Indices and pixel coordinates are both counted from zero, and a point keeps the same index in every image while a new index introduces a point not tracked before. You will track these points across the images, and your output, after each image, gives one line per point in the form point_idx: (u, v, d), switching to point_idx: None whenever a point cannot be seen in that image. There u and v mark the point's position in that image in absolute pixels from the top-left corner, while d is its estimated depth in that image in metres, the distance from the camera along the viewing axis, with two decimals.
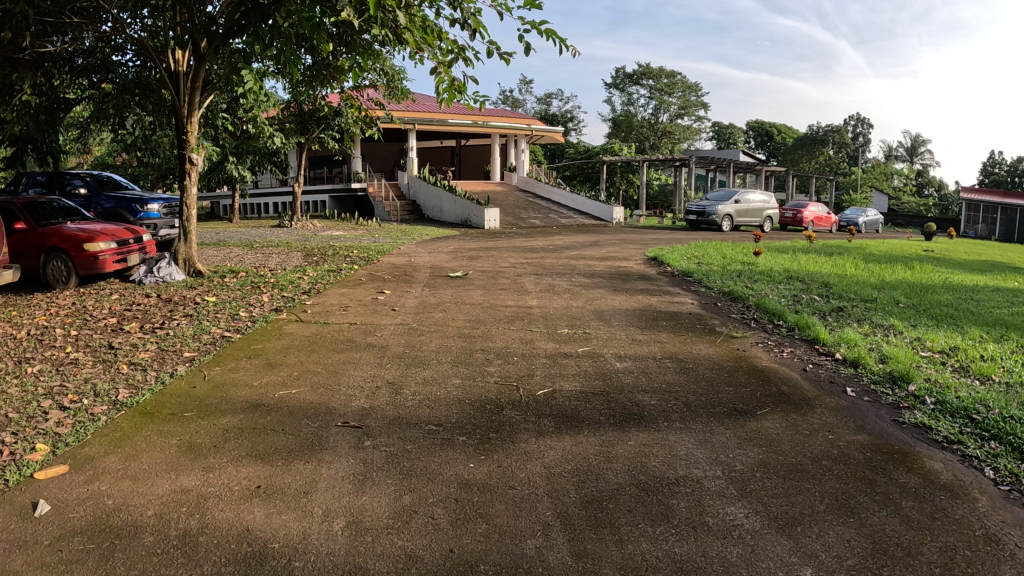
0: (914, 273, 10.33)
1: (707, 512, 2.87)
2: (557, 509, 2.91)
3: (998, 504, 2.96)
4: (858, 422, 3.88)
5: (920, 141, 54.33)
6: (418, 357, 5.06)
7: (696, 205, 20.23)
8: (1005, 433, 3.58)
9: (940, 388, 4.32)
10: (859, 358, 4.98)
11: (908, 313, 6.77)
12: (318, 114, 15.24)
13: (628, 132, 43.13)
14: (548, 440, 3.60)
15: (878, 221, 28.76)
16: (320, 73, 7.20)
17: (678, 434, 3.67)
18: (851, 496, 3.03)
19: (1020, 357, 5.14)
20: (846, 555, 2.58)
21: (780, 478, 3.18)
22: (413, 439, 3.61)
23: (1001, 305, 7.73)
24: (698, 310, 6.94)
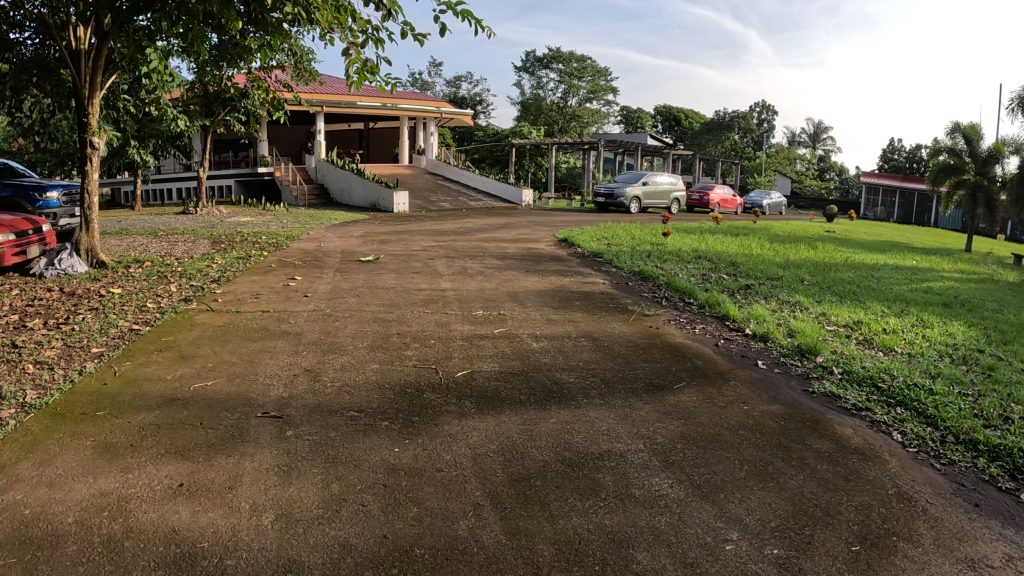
0: (818, 253, 10.93)
1: (632, 484, 2.99)
2: (486, 488, 2.95)
3: (908, 465, 3.25)
4: (770, 393, 4.13)
5: (822, 128, 57.27)
6: (334, 343, 4.93)
7: (604, 186, 20.67)
8: (909, 400, 3.92)
9: (845, 359, 4.67)
10: (768, 333, 5.28)
11: (812, 290, 7.19)
12: (223, 95, 14.60)
13: (537, 115, 43.58)
14: (471, 421, 3.59)
15: (781, 204, 30.26)
16: (228, 53, 6.89)
17: (599, 411, 3.77)
18: (769, 463, 3.22)
19: (917, 330, 5.59)
20: (769, 517, 2.76)
21: (700, 449, 3.33)
22: (335, 426, 3.57)
23: (898, 282, 8.33)
24: (611, 290, 7.12)
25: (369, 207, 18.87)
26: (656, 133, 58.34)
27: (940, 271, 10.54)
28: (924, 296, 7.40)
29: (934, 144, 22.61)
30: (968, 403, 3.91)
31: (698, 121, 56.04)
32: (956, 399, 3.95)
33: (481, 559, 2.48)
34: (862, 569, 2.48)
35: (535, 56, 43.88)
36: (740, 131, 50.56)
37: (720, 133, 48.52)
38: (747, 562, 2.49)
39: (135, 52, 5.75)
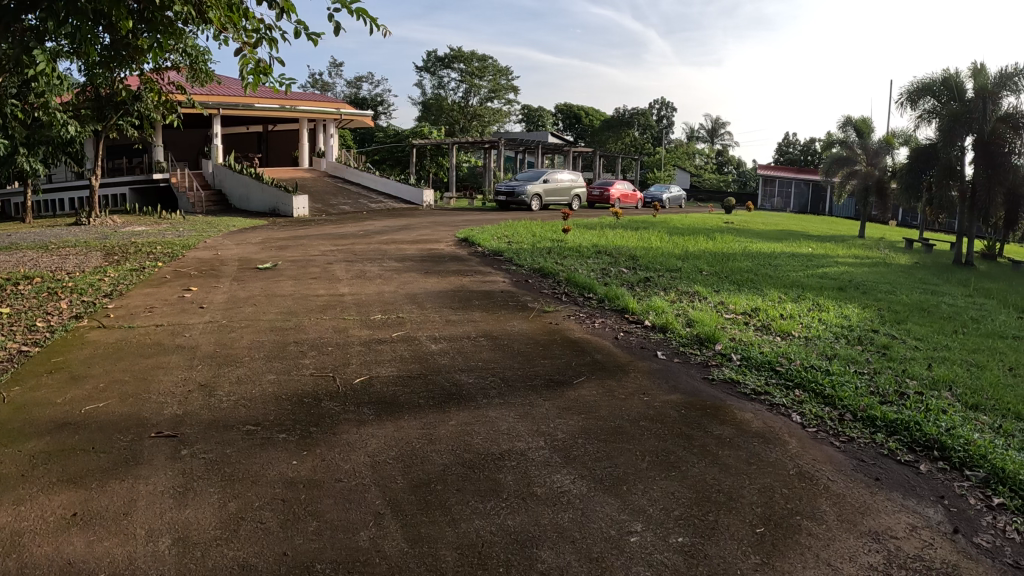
0: (716, 244, 11.28)
1: (534, 482, 2.95)
2: (387, 496, 2.88)
3: (807, 445, 3.39)
4: (671, 382, 4.19)
5: (720, 124, 59.09)
6: (231, 354, 4.70)
7: (504, 185, 20.73)
8: (806, 381, 4.12)
9: (743, 345, 4.81)
10: (667, 324, 5.37)
11: (711, 280, 7.40)
12: (116, 99, 13.92)
13: (438, 116, 43.40)
14: (370, 428, 3.48)
15: (679, 197, 31.19)
16: (119, 55, 6.53)
17: (498, 410, 3.71)
18: (671, 452, 3.26)
19: (812, 313, 5.87)
20: (673, 506, 2.79)
21: (601, 442, 3.33)
22: (232, 442, 3.41)
23: (796, 269, 8.68)
24: (511, 288, 7.10)
25: (268, 211, 18.38)
26: (557, 132, 59.18)
27: (832, 256, 11.12)
28: (818, 281, 7.76)
29: (830, 137, 23.70)
30: (865, 380, 4.19)
31: (598, 119, 57.31)
32: (852, 377, 4.22)
33: (385, 569, 2.41)
34: (765, 549, 2.58)
35: (436, 55, 43.63)
36: (641, 128, 51.47)
37: (620, 130, 48.93)
38: (652, 552, 2.51)
39: (19, 53, 5.38)
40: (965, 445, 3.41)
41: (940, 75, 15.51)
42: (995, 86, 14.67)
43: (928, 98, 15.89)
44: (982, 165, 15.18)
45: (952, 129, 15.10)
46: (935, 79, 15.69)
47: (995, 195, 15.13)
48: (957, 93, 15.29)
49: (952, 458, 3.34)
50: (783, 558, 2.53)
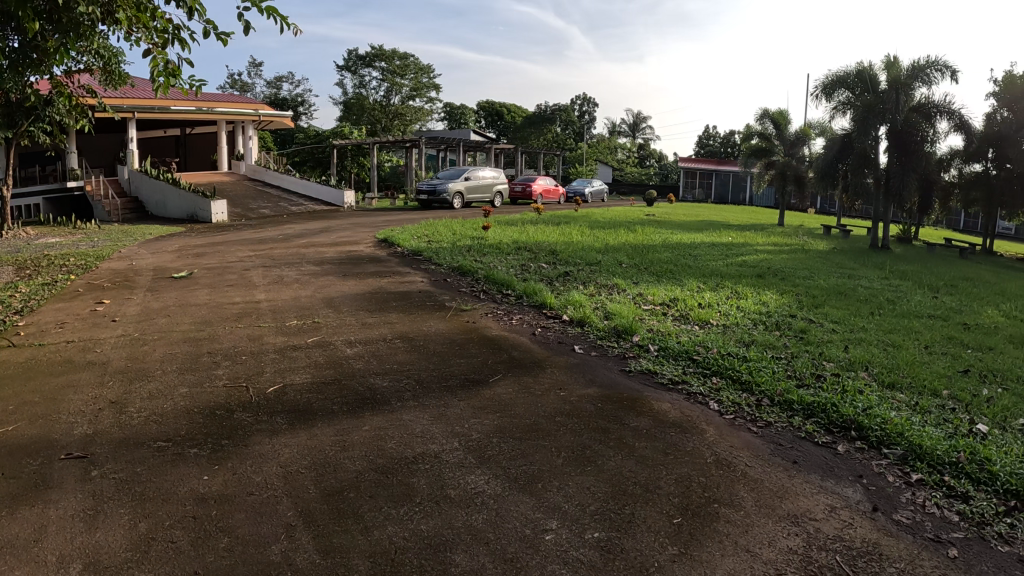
0: (637, 236, 11.46)
1: (448, 484, 2.89)
2: (298, 507, 2.78)
3: (724, 432, 3.44)
4: (588, 376, 4.19)
5: (641, 119, 59.63)
6: (141, 369, 4.51)
7: (426, 184, 20.53)
8: (723, 369, 4.21)
9: (660, 336, 4.87)
10: (584, 318, 5.38)
11: (631, 271, 7.48)
12: (24, 104, 13.30)
13: (359, 115, 42.50)
14: (283, 437, 3.38)
15: (603, 191, 31.55)
16: (25, 58, 6.25)
17: (413, 413, 3.63)
18: (587, 446, 3.24)
19: (730, 302, 6.07)
20: (588, 501, 2.76)
21: (516, 440, 3.29)
22: (142, 460, 3.25)
23: (715, 259, 8.96)
24: (429, 288, 7.02)
25: (186, 218, 17.90)
26: (480, 129, 59.22)
27: (752, 244, 11.60)
28: (737, 270, 8.00)
29: (749, 129, 24.23)
30: (781, 365, 4.35)
31: (521, 115, 57.77)
32: (768, 363, 4.35)
33: None
34: (682, 539, 2.56)
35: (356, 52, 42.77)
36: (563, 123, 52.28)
37: (542, 125, 46.94)
38: (568, 549, 2.47)
39: None
40: (881, 424, 3.55)
41: (854, 69, 16.03)
42: (906, 79, 15.49)
43: (841, 91, 16.40)
44: (897, 154, 16.04)
45: (867, 119, 15.75)
46: (848, 73, 16.13)
47: (910, 182, 15.96)
48: (870, 85, 15.89)
49: (870, 438, 3.46)
50: (700, 548, 2.51)
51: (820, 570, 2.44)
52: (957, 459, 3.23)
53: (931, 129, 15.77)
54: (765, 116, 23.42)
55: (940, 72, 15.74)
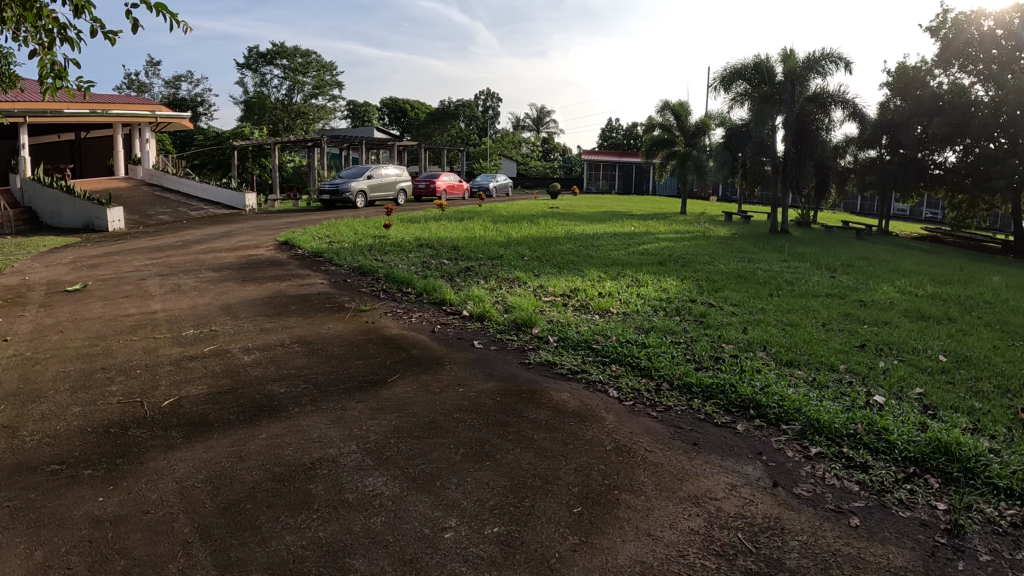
0: (539, 230, 12.02)
1: (345, 489, 2.87)
2: (195, 523, 2.68)
3: (623, 419, 3.61)
4: (487, 370, 4.32)
5: (545, 113, 60.95)
6: (32, 390, 4.25)
7: (329, 184, 20.11)
8: (621, 356, 4.49)
9: (559, 326, 5.13)
10: (484, 313, 5.55)
11: (532, 265, 7.94)
12: None
13: (261, 114, 41.55)
14: (179, 452, 3.28)
15: (507, 185, 32.22)
16: None
17: (310, 418, 3.61)
18: (486, 441, 3.30)
19: (630, 290, 6.62)
20: (487, 496, 2.80)
21: (414, 439, 3.32)
22: (32, 485, 3.03)
23: (617, 249, 9.79)
24: (329, 289, 6.97)
25: (82, 227, 16.85)
26: (383, 126, 59.00)
27: (654, 232, 12.81)
28: (639, 257, 8.92)
29: (649, 120, 24.72)
30: (680, 350, 4.68)
31: (423, 111, 58.30)
32: (668, 348, 4.69)
33: None
34: (583, 527, 2.62)
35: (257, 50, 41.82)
36: (466, 118, 52.82)
37: (446, 121, 49.93)
38: (467, 546, 2.47)
39: None
40: (779, 402, 3.85)
41: (751, 62, 17.80)
42: (802, 70, 17.32)
43: (740, 82, 18.14)
44: (794, 141, 18.01)
45: (764, 109, 17.56)
46: (745, 66, 17.89)
47: (805, 167, 18.00)
48: (767, 76, 17.70)
49: (768, 415, 3.74)
50: (601, 536, 2.57)
51: (722, 548, 2.54)
52: (853, 431, 3.53)
53: (824, 117, 17.77)
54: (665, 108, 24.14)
55: (833, 65, 17.61)
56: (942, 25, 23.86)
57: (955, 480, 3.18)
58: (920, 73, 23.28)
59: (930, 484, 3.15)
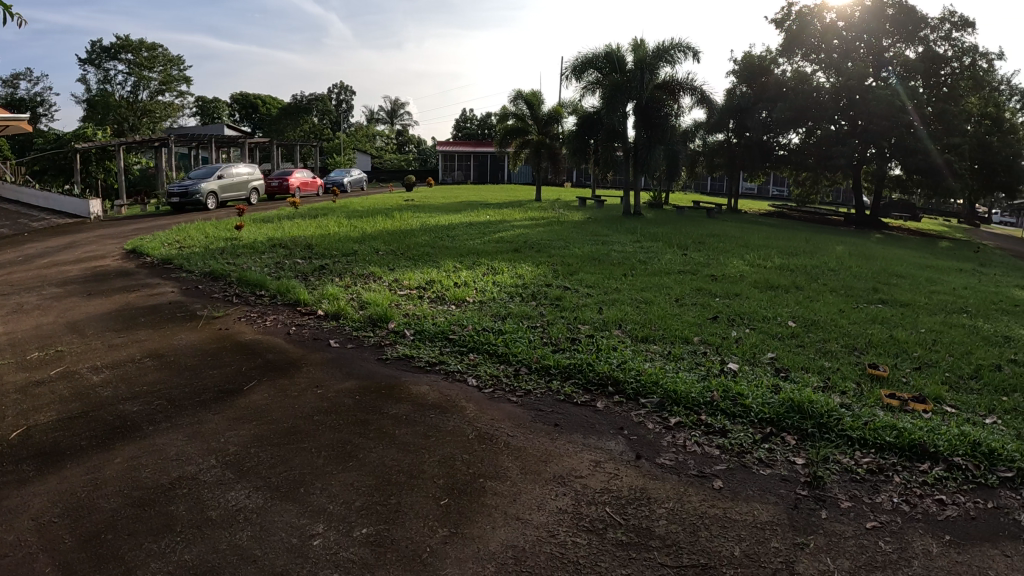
0: (393, 224, 12.70)
1: (207, 507, 2.91)
2: (57, 562, 2.54)
3: (483, 406, 4.22)
4: (345, 370, 4.80)
5: (399, 105, 62.66)
6: None
7: (177, 186, 19.06)
8: (477, 345, 5.25)
9: (412, 320, 5.83)
10: (340, 311, 6.08)
11: (387, 259, 8.59)
12: None
13: (104, 113, 38.70)
14: (31, 486, 3.12)
15: (361, 180, 32.57)
16: None
17: (167, 436, 3.67)
18: (348, 442, 3.62)
19: (486, 278, 7.57)
20: (352, 498, 3.02)
21: (275, 447, 3.53)
22: None
23: (471, 238, 10.79)
24: (180, 297, 6.84)
25: None
26: (233, 122, 56.97)
27: (509, 221, 14.14)
28: (495, 246, 10.01)
29: (503, 110, 25.17)
30: (536, 334, 5.56)
31: (276, 106, 57.35)
32: (524, 333, 5.56)
33: None
34: (450, 518, 2.92)
35: (102, 46, 39.50)
36: (319, 113, 50.00)
37: (297, 116, 45.83)
38: (337, 551, 2.60)
39: None
40: (637, 375, 4.68)
41: (603, 51, 18.60)
42: (651, 59, 18.30)
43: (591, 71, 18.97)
44: (643, 127, 19.18)
45: (615, 96, 18.49)
46: (596, 55, 18.63)
47: (655, 151, 19.10)
48: (618, 65, 18.57)
49: (627, 390, 4.52)
50: (468, 525, 2.87)
51: (592, 524, 2.97)
52: (711, 399, 4.36)
53: (674, 103, 18.91)
54: (516, 98, 24.64)
55: (682, 53, 18.53)
56: (784, 16, 25.43)
57: (810, 436, 4.07)
58: (766, 62, 25.88)
59: (786, 441, 3.99)
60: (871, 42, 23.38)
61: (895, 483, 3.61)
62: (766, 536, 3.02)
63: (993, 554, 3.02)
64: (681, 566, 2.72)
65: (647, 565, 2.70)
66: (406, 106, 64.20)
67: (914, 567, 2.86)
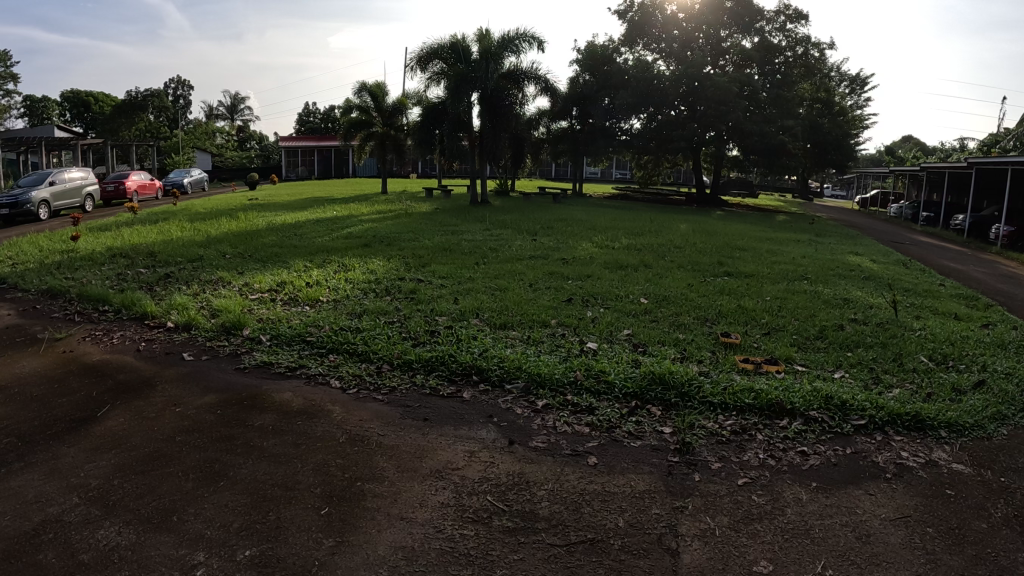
0: (240, 224, 12.09)
1: (78, 550, 2.77)
2: None
3: (349, 408, 4.23)
4: (203, 383, 4.52)
5: (239, 100, 59.74)
6: None
7: (4, 196, 17.04)
8: (337, 346, 5.14)
9: (269, 324, 5.57)
10: (190, 321, 5.68)
11: (235, 262, 8.13)
12: None
13: None
14: None
15: (202, 180, 30.71)
16: None
17: (19, 477, 3.32)
18: (216, 461, 3.54)
19: (339, 276, 7.34)
20: (230, 520, 3.03)
21: (141, 475, 3.36)
22: None
23: (319, 236, 10.45)
24: (13, 320, 6.10)
25: None
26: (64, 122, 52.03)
27: (358, 216, 13.83)
28: (344, 242, 9.74)
29: (346, 103, 24.54)
30: (394, 329, 5.51)
31: (111, 104, 52.90)
32: (381, 329, 5.48)
33: None
34: (335, 527, 3.04)
35: None
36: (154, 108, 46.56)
37: (133, 114, 42.47)
38: None
39: None
40: (498, 362, 4.84)
41: (448, 41, 18.51)
42: (496, 49, 18.36)
43: (435, 61, 18.95)
44: (488, 115, 19.28)
45: (459, 86, 18.46)
46: (440, 45, 18.62)
47: (500, 139, 19.50)
48: (462, 56, 18.51)
49: (490, 377, 4.66)
50: (354, 532, 3.02)
51: (477, 514, 3.22)
52: (574, 379, 4.61)
53: (517, 92, 19.17)
54: (360, 89, 24.06)
55: (527, 43, 18.86)
56: (629, 8, 26.32)
57: (674, 405, 4.41)
58: (608, 51, 26.18)
59: (653, 412, 4.30)
60: (711, 32, 24.77)
61: (759, 440, 4.05)
62: (646, 504, 3.37)
63: (859, 494, 3.60)
64: (569, 544, 3.03)
65: (538, 547, 3.00)
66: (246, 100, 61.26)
67: (789, 514, 3.36)
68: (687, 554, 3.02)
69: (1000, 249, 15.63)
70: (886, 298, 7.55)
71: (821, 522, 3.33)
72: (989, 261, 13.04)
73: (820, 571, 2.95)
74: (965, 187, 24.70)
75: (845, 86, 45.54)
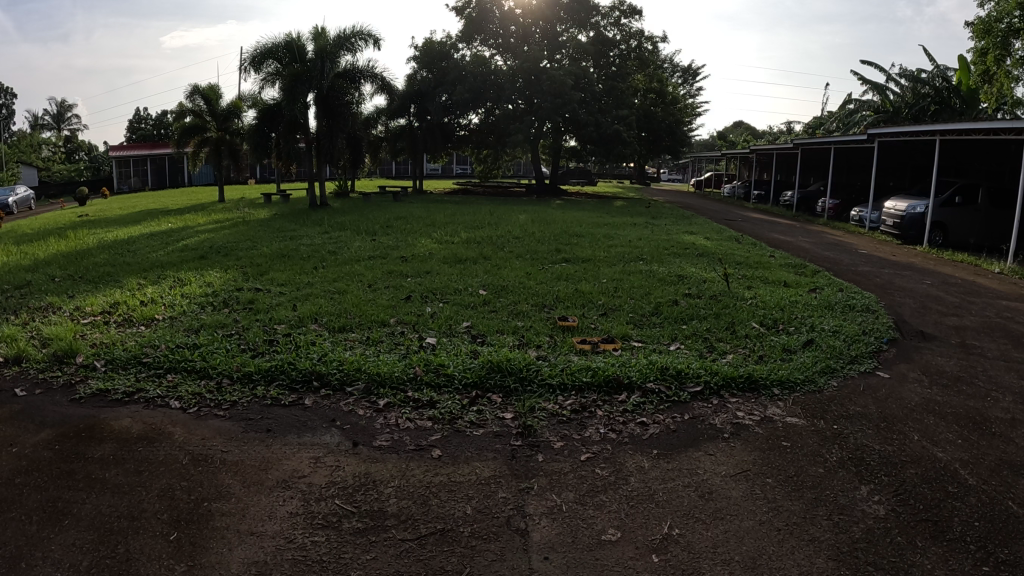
0: (66, 244, 11.24)
1: None
2: None
3: (191, 428, 4.07)
4: (36, 420, 4.18)
5: (65, 108, 55.29)
6: None
7: None
8: (174, 365, 4.91)
9: (104, 349, 5.24)
10: (21, 352, 5.21)
11: (64, 285, 7.58)
12: None
13: None
14: None
15: (28, 198, 28.31)
16: None
17: None
18: (57, 499, 3.32)
19: (174, 292, 7.02)
20: (79, 560, 2.87)
21: None
22: None
23: (155, 251, 9.89)
24: None
25: None
26: None
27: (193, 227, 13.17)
28: (179, 256, 9.27)
29: (178, 107, 23.29)
30: (233, 342, 5.35)
31: None
32: (221, 343, 5.31)
33: None
34: (185, 551, 2.95)
35: None
36: None
37: None
38: None
39: None
40: (339, 365, 4.80)
41: (282, 40, 18.03)
42: (333, 47, 18.16)
43: (270, 62, 18.21)
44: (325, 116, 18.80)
45: (296, 86, 17.98)
46: (276, 44, 18.01)
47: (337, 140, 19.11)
48: (298, 55, 18.12)
49: (332, 381, 4.62)
50: (205, 554, 2.93)
51: (327, 519, 3.20)
52: (416, 375, 4.65)
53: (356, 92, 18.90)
54: (190, 94, 22.90)
55: (364, 41, 18.68)
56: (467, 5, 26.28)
57: (514, 391, 4.55)
58: (445, 47, 25.94)
59: (493, 400, 4.43)
60: (546, 28, 25.54)
61: (600, 416, 4.26)
62: (493, 489, 3.47)
63: (699, 455, 3.87)
64: (420, 537, 3.09)
65: (389, 544, 3.02)
66: (71, 108, 56.71)
67: (633, 482, 3.57)
68: (539, 530, 3.16)
69: (824, 220, 17.14)
70: (717, 273, 8.11)
71: (664, 485, 3.56)
72: (813, 232, 14.23)
73: (667, 532, 3.17)
74: (793, 165, 26.98)
75: (678, 77, 47.93)
